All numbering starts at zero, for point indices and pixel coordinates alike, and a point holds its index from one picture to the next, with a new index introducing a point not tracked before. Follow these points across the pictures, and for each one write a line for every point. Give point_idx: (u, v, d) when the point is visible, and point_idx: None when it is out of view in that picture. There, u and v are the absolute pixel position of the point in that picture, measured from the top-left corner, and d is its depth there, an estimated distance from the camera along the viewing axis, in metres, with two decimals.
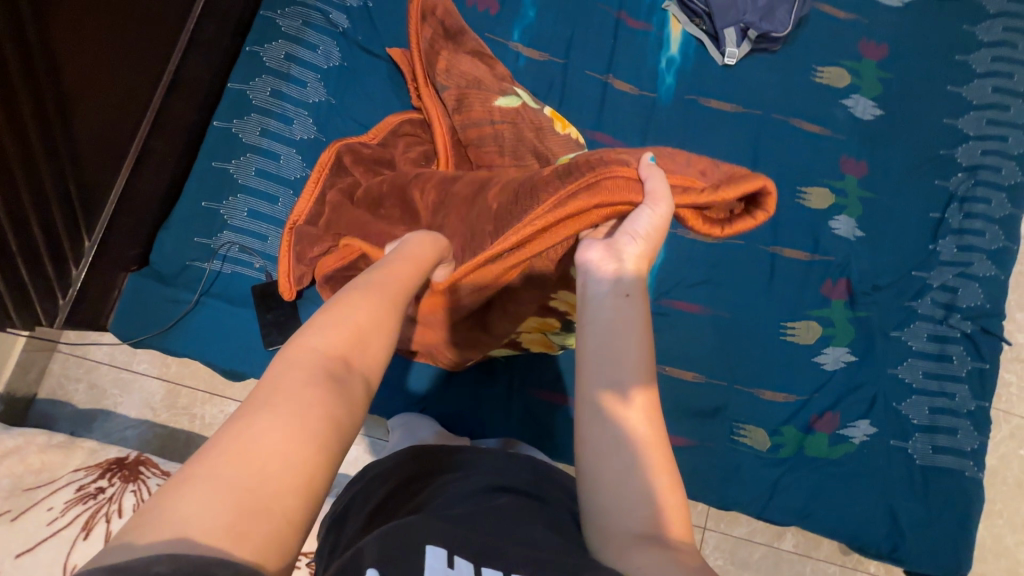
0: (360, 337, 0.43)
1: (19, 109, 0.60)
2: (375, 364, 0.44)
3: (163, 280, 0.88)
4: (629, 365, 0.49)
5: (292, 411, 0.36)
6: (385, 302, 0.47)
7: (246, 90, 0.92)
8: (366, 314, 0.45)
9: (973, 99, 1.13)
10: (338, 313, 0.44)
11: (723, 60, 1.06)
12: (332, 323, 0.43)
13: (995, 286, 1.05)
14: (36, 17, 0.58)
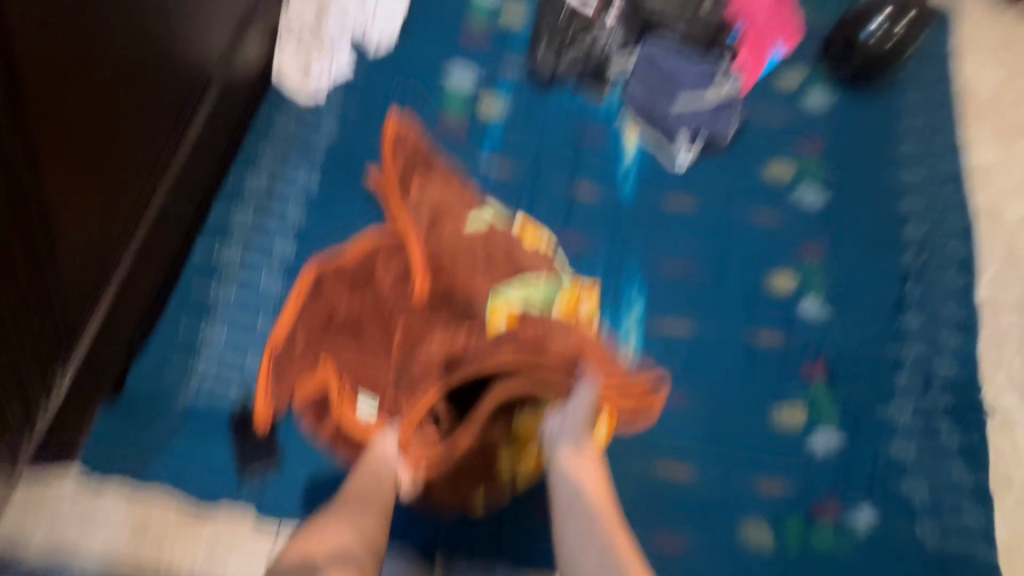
0: (336, 537, 0.70)
1: None
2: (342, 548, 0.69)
3: (137, 410, 0.86)
4: (583, 455, 0.83)
5: (302, 573, 0.65)
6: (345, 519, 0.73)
7: (230, 217, 0.98)
8: (334, 528, 0.71)
9: (910, 182, 1.23)
10: (329, 520, 0.73)
11: (678, 161, 1.16)
12: (321, 531, 0.71)
13: (965, 356, 1.08)
14: (17, 150, 0.60)
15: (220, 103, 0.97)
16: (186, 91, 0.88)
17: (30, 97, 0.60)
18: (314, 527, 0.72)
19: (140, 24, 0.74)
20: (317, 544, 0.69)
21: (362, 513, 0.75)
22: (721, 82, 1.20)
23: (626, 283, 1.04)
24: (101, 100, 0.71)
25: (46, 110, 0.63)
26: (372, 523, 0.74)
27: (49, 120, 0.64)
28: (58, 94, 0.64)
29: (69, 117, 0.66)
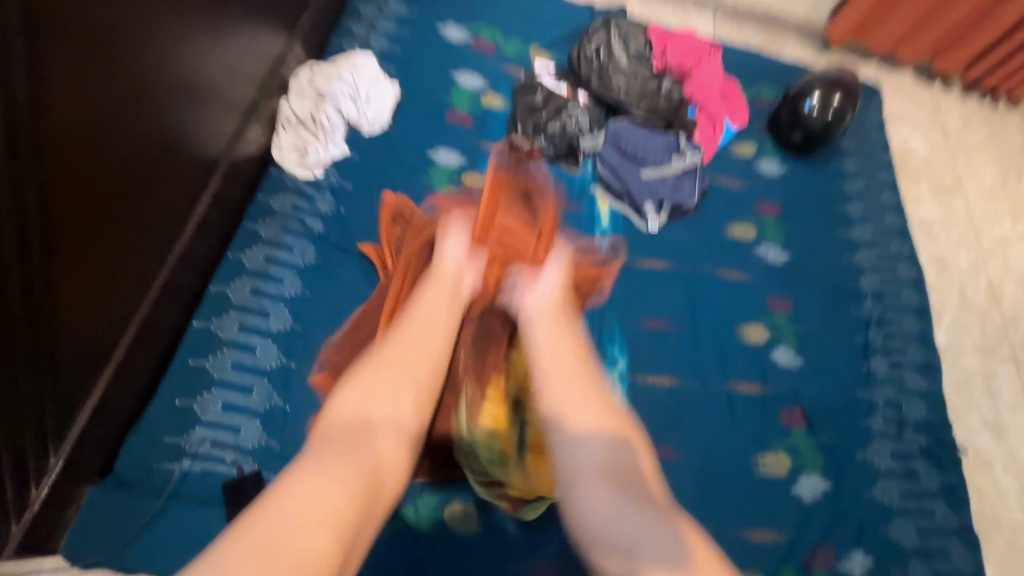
0: (374, 392, 0.67)
1: (12, 317, 0.63)
2: (382, 406, 0.67)
3: (126, 488, 0.84)
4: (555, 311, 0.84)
5: (339, 439, 0.62)
6: (384, 368, 0.70)
7: (226, 290, 1.01)
8: (372, 378, 0.69)
9: (861, 238, 1.34)
10: (384, 363, 0.70)
11: (648, 227, 1.25)
12: (377, 371, 0.69)
13: (931, 397, 1.14)
14: (41, 235, 0.65)
15: (223, 185, 1.05)
16: (193, 176, 0.96)
17: (56, 186, 0.66)
18: (376, 364, 0.70)
19: (154, 120, 0.83)
20: (371, 393, 0.67)
21: (421, 360, 0.73)
22: (682, 154, 1.30)
23: (606, 342, 1.09)
24: (118, 185, 0.78)
25: (68, 199, 0.69)
26: (428, 370, 0.73)
27: (71, 209, 0.70)
28: (81, 185, 0.71)
29: (89, 204, 0.73)
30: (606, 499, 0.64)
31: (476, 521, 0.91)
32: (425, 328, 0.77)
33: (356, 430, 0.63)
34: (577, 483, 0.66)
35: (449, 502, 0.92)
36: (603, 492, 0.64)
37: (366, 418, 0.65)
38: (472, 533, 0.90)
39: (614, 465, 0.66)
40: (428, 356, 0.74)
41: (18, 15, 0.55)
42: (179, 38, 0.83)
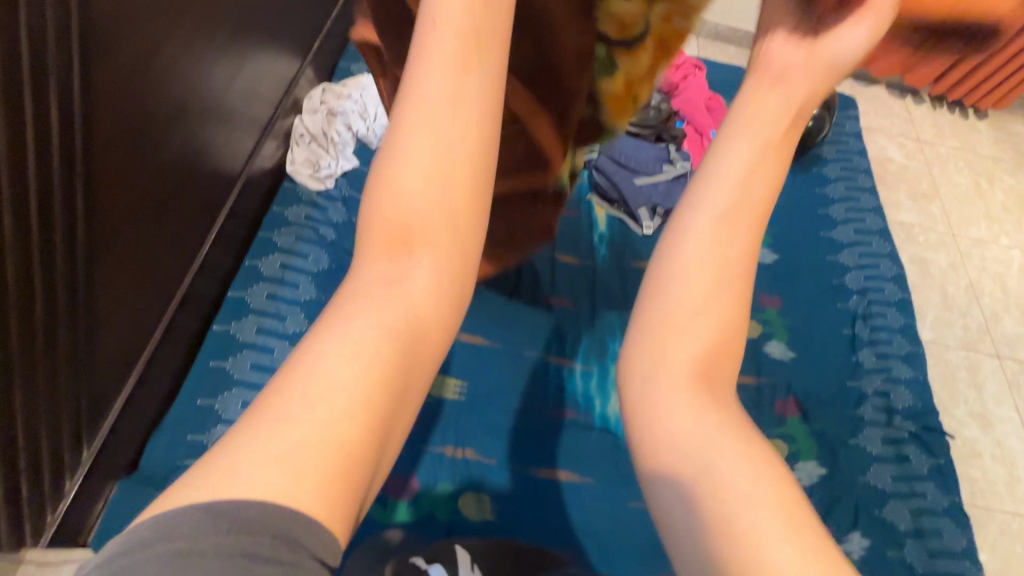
0: (431, 199, 0.38)
1: (57, 314, 0.68)
2: (440, 233, 0.38)
3: (152, 483, 0.88)
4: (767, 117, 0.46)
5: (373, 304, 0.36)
6: (440, 160, 0.38)
7: (244, 296, 1.06)
8: (424, 175, 0.38)
9: (844, 238, 1.41)
10: (415, 152, 0.38)
11: (643, 230, 1.33)
12: (407, 161, 0.38)
13: (918, 385, 1.20)
14: (86, 239, 0.70)
15: (240, 199, 1.11)
16: (214, 189, 1.02)
17: (101, 194, 0.72)
18: (401, 149, 0.39)
19: (185, 136, 0.89)
20: (399, 202, 0.38)
21: (472, 130, 0.39)
22: (674, 162, 1.38)
23: (609, 339, 1.15)
24: (152, 194, 0.83)
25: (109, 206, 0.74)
26: (482, 149, 0.40)
27: (112, 217, 0.75)
28: (122, 195, 0.76)
29: (127, 212, 0.78)
30: (690, 409, 0.39)
31: (489, 508, 0.95)
32: (456, 66, 0.39)
33: (388, 270, 0.37)
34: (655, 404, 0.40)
35: (462, 492, 0.96)
36: (713, 411, 0.39)
37: (413, 231, 0.38)
38: (484, 520, 0.94)
39: (720, 359, 0.41)
40: (481, 124, 0.40)
41: (78, 42, 0.61)
42: (208, 61, 0.90)
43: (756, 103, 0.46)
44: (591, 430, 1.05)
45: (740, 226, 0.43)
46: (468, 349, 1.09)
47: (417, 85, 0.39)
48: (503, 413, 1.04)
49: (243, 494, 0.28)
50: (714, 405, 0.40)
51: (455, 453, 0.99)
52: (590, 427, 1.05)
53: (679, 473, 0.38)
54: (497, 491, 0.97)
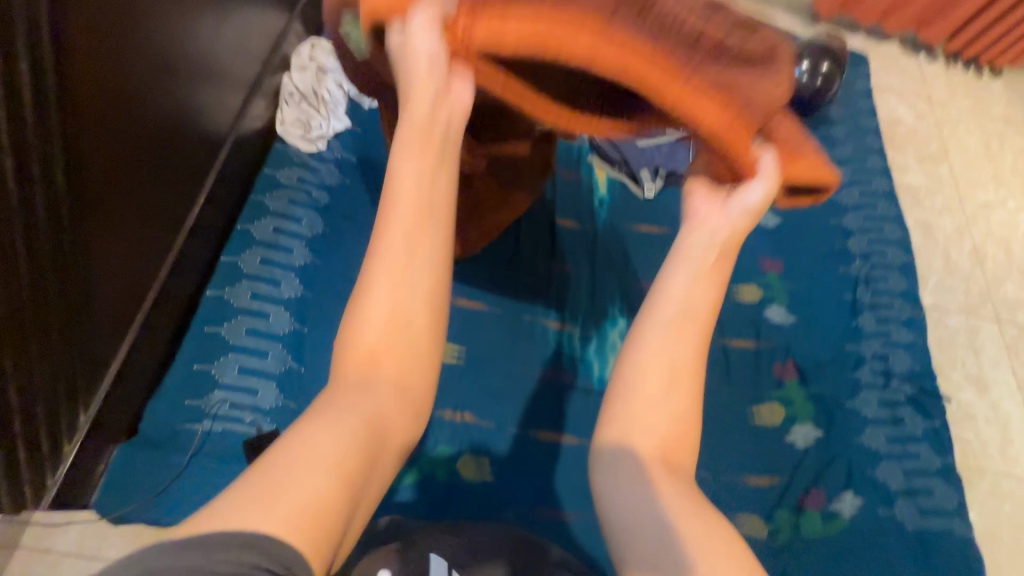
0: (397, 318, 0.47)
1: (46, 280, 0.67)
2: (401, 349, 0.47)
3: (152, 447, 0.88)
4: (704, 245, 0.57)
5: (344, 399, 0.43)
6: (403, 287, 0.47)
7: (237, 261, 1.05)
8: (390, 297, 0.47)
9: (848, 201, 1.38)
10: (385, 284, 0.47)
11: (645, 194, 1.30)
12: (374, 292, 0.47)
13: (917, 349, 1.19)
14: (70, 201, 0.68)
15: (230, 161, 1.07)
16: (202, 150, 0.98)
17: (83, 153, 0.69)
18: (370, 283, 0.48)
19: (170, 94, 0.85)
20: (368, 324, 0.46)
21: (427, 267, 0.49)
22: None
23: (608, 303, 1.14)
24: (138, 156, 0.81)
25: (92, 168, 0.71)
26: (434, 282, 0.49)
27: (96, 178, 0.72)
28: (106, 156, 0.73)
29: (113, 174, 0.75)
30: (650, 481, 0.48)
31: (488, 470, 0.96)
32: (415, 219, 0.49)
33: (354, 380, 0.45)
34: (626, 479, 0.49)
35: (461, 455, 0.96)
36: (660, 485, 0.48)
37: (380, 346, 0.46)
38: (483, 481, 0.95)
39: (673, 444, 0.51)
40: (433, 265, 0.49)
41: None
42: (190, 14, 0.86)
43: (694, 239, 0.58)
44: (589, 393, 1.05)
45: (684, 333, 0.53)
46: (466, 314, 1.08)
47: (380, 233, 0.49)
48: (501, 377, 1.03)
49: (245, 532, 0.34)
50: (674, 481, 0.49)
51: (454, 417, 0.99)
52: (588, 391, 1.05)
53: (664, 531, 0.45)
54: (496, 453, 0.97)
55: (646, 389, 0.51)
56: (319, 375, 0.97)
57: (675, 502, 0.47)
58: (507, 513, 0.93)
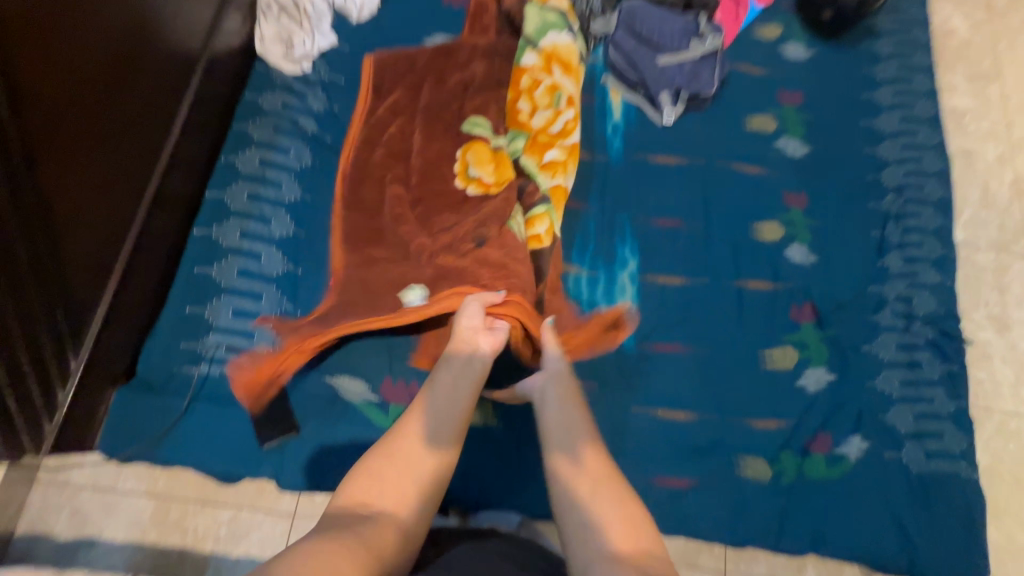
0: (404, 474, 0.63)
1: (7, 227, 0.62)
2: (401, 501, 0.61)
3: (152, 390, 0.87)
4: (567, 414, 0.77)
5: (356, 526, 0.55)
6: (409, 457, 0.64)
7: (224, 197, 0.98)
8: (395, 463, 0.63)
9: (886, 127, 1.26)
10: (396, 450, 0.64)
11: (663, 120, 1.20)
12: (386, 458, 0.64)
13: (944, 291, 1.12)
14: (21, 139, 0.62)
15: (206, 83, 0.98)
16: (173, 74, 0.89)
17: (29, 84, 0.62)
18: (384, 451, 0.65)
19: (123, 9, 0.75)
20: (377, 477, 0.62)
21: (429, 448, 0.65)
22: (703, 37, 1.22)
23: (619, 243, 1.09)
24: (96, 86, 0.73)
25: (41, 101, 0.64)
26: (442, 460, 0.65)
27: (48, 112, 0.65)
28: (56, 86, 0.66)
29: (67, 107, 0.68)
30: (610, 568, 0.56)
31: (491, 414, 0.94)
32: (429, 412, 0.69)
33: (356, 513, 0.57)
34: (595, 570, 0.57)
35: None
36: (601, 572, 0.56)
37: (382, 498, 0.60)
38: (484, 424, 0.94)
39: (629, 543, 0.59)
40: (441, 443, 0.66)
41: None
42: None
43: (550, 400, 0.80)
44: None
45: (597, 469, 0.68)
46: None
47: (404, 424, 0.68)
48: None
49: None
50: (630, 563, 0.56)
51: None
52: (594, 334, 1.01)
53: None
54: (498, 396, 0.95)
55: (570, 519, 0.64)
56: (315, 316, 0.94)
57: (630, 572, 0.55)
58: (508, 454, 0.92)
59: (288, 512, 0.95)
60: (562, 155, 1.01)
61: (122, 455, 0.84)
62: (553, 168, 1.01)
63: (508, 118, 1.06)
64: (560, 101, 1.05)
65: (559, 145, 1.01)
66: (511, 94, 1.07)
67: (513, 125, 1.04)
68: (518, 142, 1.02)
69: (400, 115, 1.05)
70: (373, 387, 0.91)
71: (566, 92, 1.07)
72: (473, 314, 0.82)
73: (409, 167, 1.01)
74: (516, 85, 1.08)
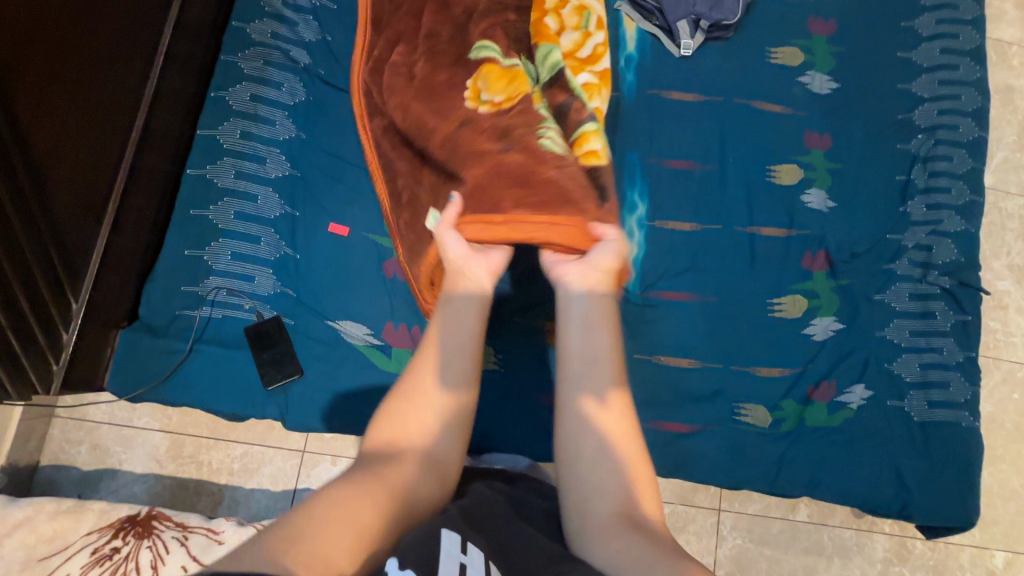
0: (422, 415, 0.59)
1: None
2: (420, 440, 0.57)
3: (155, 332, 0.88)
4: (599, 348, 0.65)
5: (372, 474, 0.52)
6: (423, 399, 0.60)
7: (216, 135, 0.94)
8: (410, 406, 0.59)
9: (923, 61, 1.16)
10: (410, 392, 0.60)
11: (679, 52, 1.11)
12: (408, 400, 0.60)
13: (966, 239, 1.07)
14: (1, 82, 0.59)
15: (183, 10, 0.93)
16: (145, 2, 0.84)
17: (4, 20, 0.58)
18: (400, 392, 0.61)
19: None
20: (399, 416, 0.59)
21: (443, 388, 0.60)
22: None
23: (627, 186, 1.05)
24: (71, 19, 0.69)
25: (17, 38, 0.60)
26: (463, 394, 0.61)
27: (25, 49, 0.62)
28: (31, 20, 0.62)
29: (43, 43, 0.65)
30: (611, 538, 0.53)
31: (494, 359, 0.94)
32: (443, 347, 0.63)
33: (381, 457, 0.55)
34: (592, 535, 0.55)
35: None
36: (602, 543, 0.53)
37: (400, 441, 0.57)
38: (485, 367, 0.94)
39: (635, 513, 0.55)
40: (457, 378, 0.61)
41: None
42: None
43: (576, 321, 0.67)
44: None
45: (622, 428, 0.60)
46: None
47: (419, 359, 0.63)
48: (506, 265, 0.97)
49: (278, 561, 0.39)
50: (636, 537, 0.53)
51: None
52: None
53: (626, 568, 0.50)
54: (500, 341, 0.95)
55: (577, 475, 0.59)
56: (315, 260, 0.92)
57: (635, 552, 0.51)
58: (509, 397, 0.93)
59: (297, 448, 0.98)
60: (594, 80, 0.97)
61: (128, 394, 0.86)
62: (590, 90, 0.96)
63: (534, 37, 0.96)
64: (589, 23, 0.99)
65: (591, 69, 0.97)
66: (536, 12, 0.97)
67: (540, 41, 0.95)
68: (552, 59, 0.93)
69: (401, 43, 0.95)
70: (374, 331, 0.91)
71: (596, 13, 1.00)
72: (456, 244, 0.74)
73: (412, 99, 0.91)
74: (542, 3, 0.97)
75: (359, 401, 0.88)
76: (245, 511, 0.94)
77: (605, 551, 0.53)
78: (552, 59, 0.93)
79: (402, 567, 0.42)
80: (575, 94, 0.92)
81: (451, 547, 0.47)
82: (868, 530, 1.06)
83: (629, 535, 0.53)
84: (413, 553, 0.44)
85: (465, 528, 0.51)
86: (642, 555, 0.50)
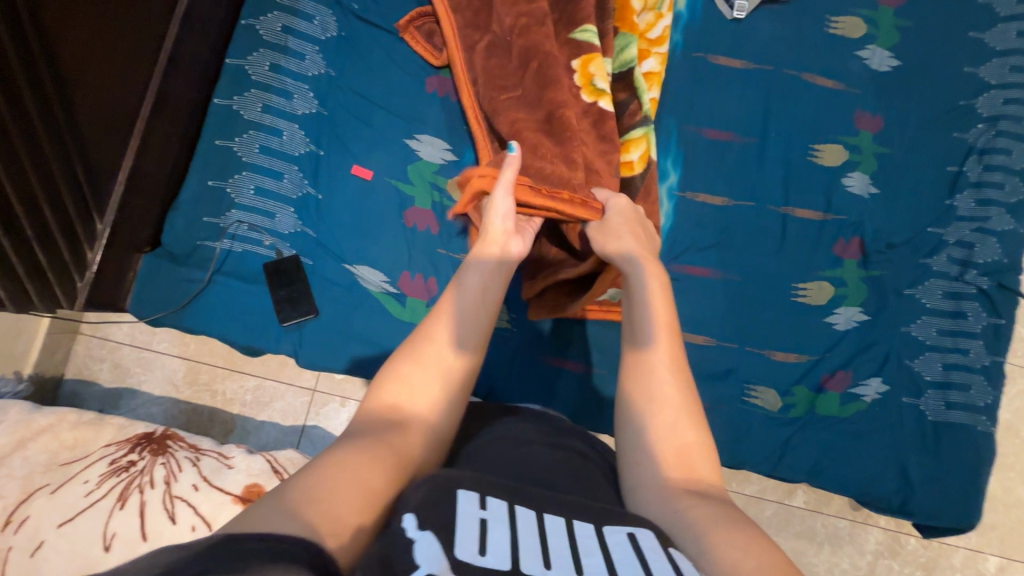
0: (422, 385, 0.55)
1: (13, 75, 0.60)
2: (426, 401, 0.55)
3: (176, 260, 0.89)
4: (649, 327, 0.62)
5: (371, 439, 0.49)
6: (433, 367, 0.56)
7: (245, 65, 0.92)
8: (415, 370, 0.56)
9: (996, 44, 1.08)
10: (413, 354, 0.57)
11: (733, 14, 1.05)
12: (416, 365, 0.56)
13: (1014, 240, 1.00)
14: None
15: None
16: None
17: None
18: (412, 355, 0.58)
19: None
20: (404, 379, 0.56)
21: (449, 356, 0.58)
22: None
23: (661, 154, 1.01)
24: None
25: None
26: (473, 352, 0.60)
27: None
28: None
29: None
30: (667, 497, 0.51)
31: (507, 318, 0.94)
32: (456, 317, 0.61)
33: (384, 422, 0.51)
34: (649, 496, 0.52)
35: None
36: (667, 502, 0.50)
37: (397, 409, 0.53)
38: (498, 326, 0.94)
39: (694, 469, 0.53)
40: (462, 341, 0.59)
41: None
42: None
43: (638, 295, 0.66)
44: None
45: (682, 393, 0.58)
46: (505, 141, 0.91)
47: (433, 324, 0.60)
48: None
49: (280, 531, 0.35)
50: (701, 499, 0.50)
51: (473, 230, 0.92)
52: None
53: (683, 526, 0.47)
54: (514, 301, 0.95)
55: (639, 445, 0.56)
56: (336, 201, 0.91)
57: (700, 511, 0.48)
58: (519, 357, 0.93)
59: (309, 386, 1.01)
60: (656, 69, 0.96)
61: (144, 318, 0.87)
62: (649, 79, 0.95)
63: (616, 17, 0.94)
64: (663, 4, 0.97)
65: (657, 56, 0.96)
66: None
67: (622, 25, 0.94)
68: (628, 52, 0.93)
69: None
70: (392, 279, 0.91)
71: None
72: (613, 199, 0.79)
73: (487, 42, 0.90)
74: None
75: (372, 346, 0.89)
76: (255, 441, 0.98)
77: (658, 508, 0.50)
78: (626, 55, 0.93)
79: (422, 529, 0.40)
80: (636, 93, 0.92)
81: (468, 505, 0.44)
82: (863, 522, 1.06)
83: (688, 503, 0.49)
84: (431, 511, 0.42)
85: (485, 480, 0.48)
86: (689, 517, 0.48)
